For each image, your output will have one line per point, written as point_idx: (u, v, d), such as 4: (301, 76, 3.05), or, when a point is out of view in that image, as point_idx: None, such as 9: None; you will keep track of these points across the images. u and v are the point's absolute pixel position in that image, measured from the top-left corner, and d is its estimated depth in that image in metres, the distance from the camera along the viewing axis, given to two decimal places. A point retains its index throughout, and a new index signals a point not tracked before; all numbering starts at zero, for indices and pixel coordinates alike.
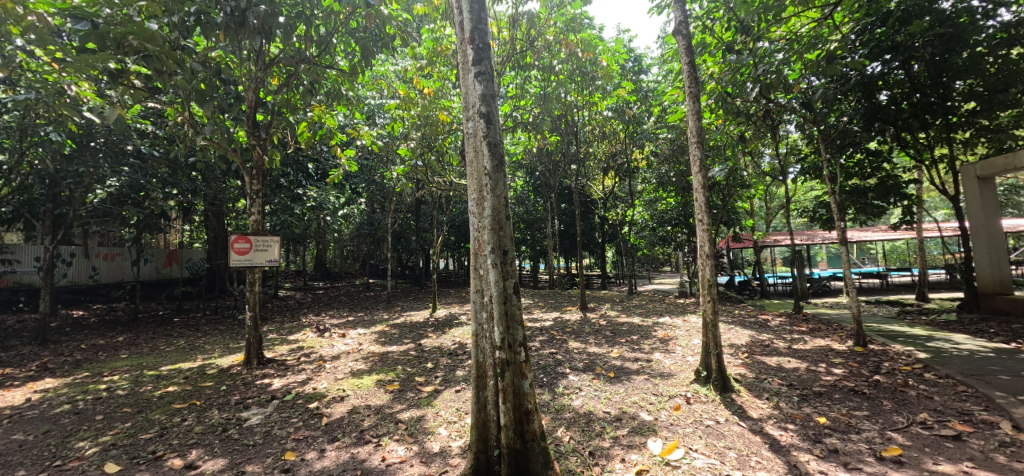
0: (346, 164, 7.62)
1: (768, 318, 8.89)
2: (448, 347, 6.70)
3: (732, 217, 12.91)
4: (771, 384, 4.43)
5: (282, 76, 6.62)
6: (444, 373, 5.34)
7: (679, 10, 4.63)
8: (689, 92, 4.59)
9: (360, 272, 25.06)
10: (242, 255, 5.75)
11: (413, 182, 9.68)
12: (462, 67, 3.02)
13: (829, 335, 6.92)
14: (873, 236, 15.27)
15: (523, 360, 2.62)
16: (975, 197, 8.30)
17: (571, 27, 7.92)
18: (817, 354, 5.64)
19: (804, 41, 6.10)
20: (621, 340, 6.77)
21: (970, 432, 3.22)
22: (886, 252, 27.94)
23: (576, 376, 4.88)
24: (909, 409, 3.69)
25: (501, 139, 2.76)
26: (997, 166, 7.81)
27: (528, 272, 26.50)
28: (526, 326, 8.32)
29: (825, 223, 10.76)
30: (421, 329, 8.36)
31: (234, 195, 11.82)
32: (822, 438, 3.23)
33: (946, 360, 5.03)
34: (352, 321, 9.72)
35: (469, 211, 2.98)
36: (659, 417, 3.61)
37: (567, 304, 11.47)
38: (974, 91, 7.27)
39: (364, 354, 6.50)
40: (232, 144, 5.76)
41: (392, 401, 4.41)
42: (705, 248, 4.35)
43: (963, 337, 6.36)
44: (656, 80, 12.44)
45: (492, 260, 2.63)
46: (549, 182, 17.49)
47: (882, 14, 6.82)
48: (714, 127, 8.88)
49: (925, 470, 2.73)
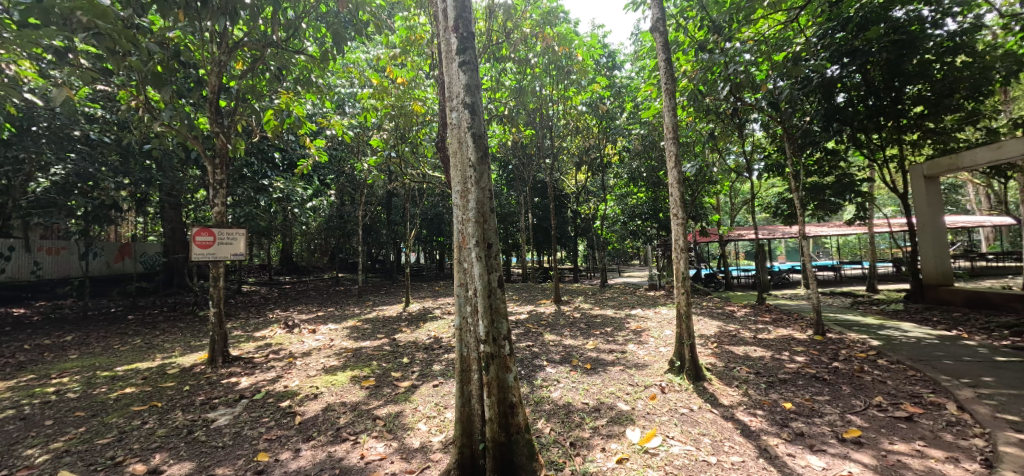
0: (316, 154, 7.20)
1: (734, 309, 9.29)
2: (424, 341, 6.64)
3: (699, 213, 13.36)
4: (740, 373, 4.62)
5: (247, 61, 6.28)
6: (420, 367, 5.28)
7: (656, 7, 4.59)
8: (665, 89, 4.63)
9: (326, 266, 24.42)
10: (205, 248, 5.42)
11: (385, 175, 8.99)
12: (445, 57, 2.96)
13: (791, 324, 7.29)
14: (829, 231, 16.10)
15: (508, 353, 2.65)
16: (921, 196, 8.75)
17: (547, 20, 7.88)
18: (780, 343, 5.93)
19: (770, 42, 6.31)
20: (595, 332, 6.88)
21: (921, 413, 3.46)
22: (840, 246, 29.79)
23: (553, 369, 4.92)
24: (865, 393, 3.94)
25: (486, 131, 2.74)
26: (942, 166, 8.26)
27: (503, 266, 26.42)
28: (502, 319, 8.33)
29: (786, 218, 11.25)
30: (395, 324, 8.24)
31: (192, 186, 11.16)
32: (789, 422, 3.40)
33: (897, 347, 5.37)
34: (322, 317, 9.46)
35: (452, 203, 2.92)
36: (636, 407, 3.70)
37: (541, 297, 11.54)
38: (922, 95, 7.67)
39: (336, 350, 6.32)
40: (193, 131, 5.44)
41: (369, 397, 4.31)
42: (680, 242, 4.44)
43: (911, 326, 6.80)
44: (629, 77, 12.62)
45: (477, 253, 2.62)
46: (523, 175, 17.46)
47: (843, 19, 7.26)
48: (687, 124, 9.07)
49: (883, 449, 2.91)
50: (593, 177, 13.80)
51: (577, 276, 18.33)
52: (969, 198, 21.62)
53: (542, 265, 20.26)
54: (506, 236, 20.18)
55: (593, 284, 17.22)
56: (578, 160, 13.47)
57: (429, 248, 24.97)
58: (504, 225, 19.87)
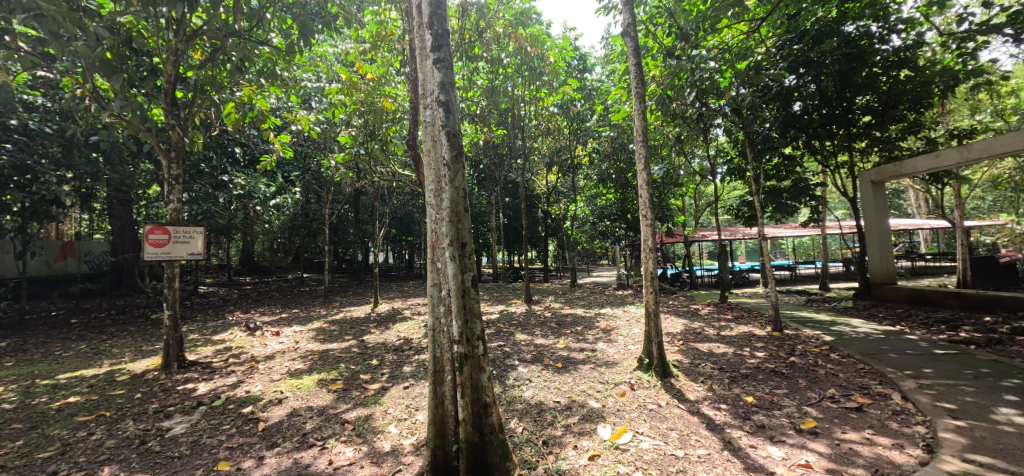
0: (281, 149, 6.92)
1: (698, 307, 9.63)
2: (394, 342, 6.51)
3: (665, 214, 13.79)
4: (705, 369, 4.80)
5: (206, 51, 5.97)
6: (390, 369, 5.18)
7: (626, 12, 4.66)
8: (635, 92, 4.74)
9: (290, 266, 23.53)
10: (159, 247, 5.12)
11: (353, 173, 8.75)
12: (420, 53, 2.92)
13: (751, 322, 7.63)
14: (785, 232, 16.96)
15: (481, 353, 2.65)
16: (869, 200, 9.34)
17: (519, 21, 7.94)
18: (742, 339, 6.21)
19: (734, 51, 6.57)
20: (566, 331, 6.97)
21: (869, 403, 3.71)
22: (795, 247, 31.47)
23: (525, 368, 4.95)
24: (819, 386, 4.18)
25: (460, 129, 2.72)
26: (887, 172, 8.85)
27: None
28: None
29: (747, 220, 11.77)
30: (364, 325, 8.05)
31: (145, 181, 10.49)
32: (750, 415, 3.56)
33: (847, 342, 5.73)
34: (287, 319, 9.10)
35: (426, 203, 2.88)
36: (606, 404, 3.77)
37: (511, 297, 11.57)
38: (871, 105, 8.18)
39: (302, 353, 6.11)
40: (147, 123, 5.12)
41: (336, 401, 4.19)
42: (648, 242, 4.55)
43: (859, 322, 7.26)
44: (600, 80, 12.91)
45: (451, 253, 2.60)
46: (495, 175, 17.44)
47: (799, 32, 7.74)
48: (655, 128, 9.35)
49: (836, 438, 3.10)
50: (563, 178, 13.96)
51: (547, 276, 18.51)
52: (910, 203, 23.31)
53: (513, 265, 20.32)
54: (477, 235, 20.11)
55: (563, 283, 17.43)
56: (549, 161, 13.60)
57: (398, 247, 24.53)
58: (476, 225, 19.79)
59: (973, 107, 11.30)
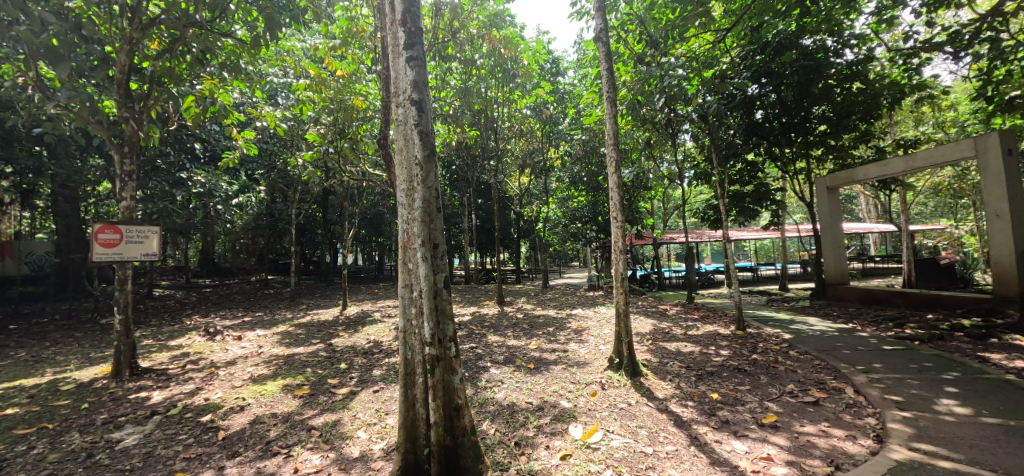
0: (244, 146, 6.63)
1: (666, 308, 9.90)
2: (363, 345, 6.36)
3: (635, 216, 14.13)
4: (673, 367, 4.93)
5: (164, 41, 5.67)
6: (359, 373, 5.05)
7: (598, 17, 4.73)
8: (607, 97, 4.82)
9: (253, 268, 22.59)
10: (110, 248, 4.80)
11: (321, 172, 8.50)
12: (392, 51, 2.88)
13: (716, 321, 7.91)
14: (748, 235, 17.69)
15: (454, 354, 2.63)
16: (824, 205, 9.87)
17: (494, 23, 7.92)
18: (708, 338, 6.43)
19: (700, 60, 6.80)
20: (538, 332, 7.01)
21: (825, 397, 3.91)
22: (756, 249, 32.86)
23: (497, 370, 4.94)
24: (779, 382, 4.38)
25: (433, 129, 2.70)
26: (841, 179, 9.37)
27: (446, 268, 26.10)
28: None
29: (712, 223, 12.21)
30: (332, 328, 7.82)
31: (94, 177, 9.83)
32: (716, 411, 3.69)
33: (805, 340, 6.02)
34: (249, 323, 8.71)
35: (397, 203, 2.83)
36: (578, 404, 3.81)
37: (484, 299, 11.53)
38: (826, 115, 8.65)
39: (266, 358, 5.87)
40: (97, 115, 4.81)
41: (302, 406, 4.05)
42: (619, 244, 4.64)
43: (816, 320, 7.64)
44: (571, 84, 13.10)
45: (422, 253, 2.57)
46: (467, 176, 17.37)
47: (761, 43, 8.11)
48: (626, 132, 9.57)
49: (795, 431, 3.26)
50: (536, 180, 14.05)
51: (520, 277, 18.57)
52: (861, 208, 24.78)
53: (485, 267, 20.26)
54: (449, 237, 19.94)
55: (535, 285, 17.53)
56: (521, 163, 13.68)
57: (368, 249, 24.00)
58: (448, 226, 19.63)
59: (916, 119, 12.15)
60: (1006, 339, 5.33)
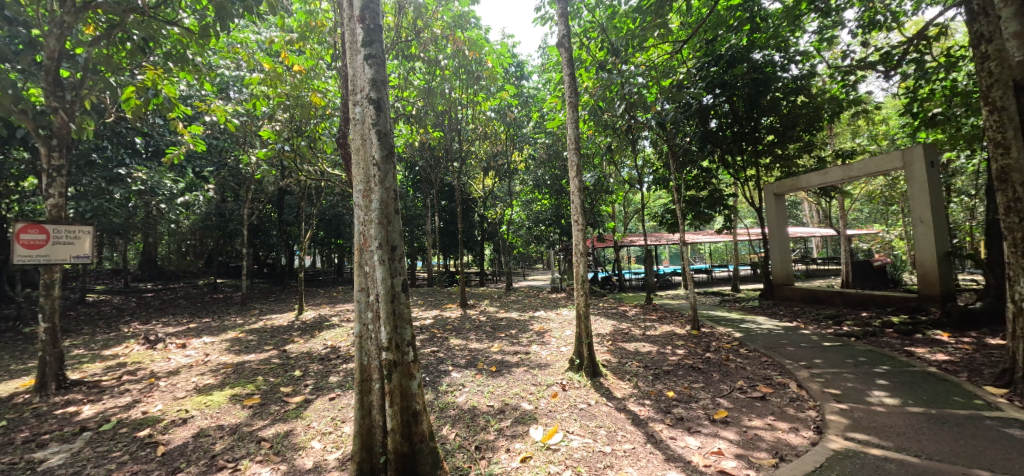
0: (191, 142, 6.24)
1: (626, 309, 10.17)
2: (320, 351, 6.13)
3: (597, 220, 14.44)
4: (631, 367, 5.07)
5: (101, 27, 5.24)
6: (315, 380, 4.85)
7: (561, 23, 4.81)
8: (569, 102, 4.90)
9: (201, 271, 21.24)
10: (34, 250, 4.36)
11: (276, 170, 8.13)
12: (350, 47, 2.79)
13: (673, 322, 8.20)
14: (702, 238, 18.50)
15: (412, 359, 2.57)
16: (772, 210, 10.47)
17: (458, 24, 7.75)
18: (665, 338, 6.65)
19: (658, 69, 7.05)
20: (500, 335, 7.00)
21: (771, 392, 4.14)
22: (710, 252, 34.40)
23: (459, 373, 4.89)
24: (730, 378, 4.59)
25: (392, 129, 2.65)
26: (786, 186, 9.98)
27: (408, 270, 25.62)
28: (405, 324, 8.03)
29: (669, 227, 12.68)
30: (286, 334, 7.48)
31: (16, 171, 8.93)
32: (671, 408, 3.82)
33: (753, 338, 6.35)
34: (195, 329, 8.18)
35: (354, 204, 2.74)
36: (538, 406, 3.83)
37: (446, 302, 11.42)
38: (773, 126, 9.19)
39: (213, 367, 5.53)
40: (20, 104, 4.38)
41: (252, 417, 3.84)
42: (580, 246, 4.72)
43: (764, 319, 8.08)
44: (535, 88, 13.25)
45: (380, 256, 2.50)
46: (430, 178, 17.16)
47: (715, 56, 8.50)
48: (587, 137, 9.80)
49: (743, 425, 3.42)
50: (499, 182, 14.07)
51: (484, 280, 18.53)
52: (805, 214, 26.51)
53: (449, 269, 20.07)
54: (412, 239, 19.60)
55: (499, 288, 17.55)
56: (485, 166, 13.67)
57: (328, 251, 23.16)
58: (411, 228, 19.29)
59: (852, 132, 13.17)
60: (928, 334, 5.86)
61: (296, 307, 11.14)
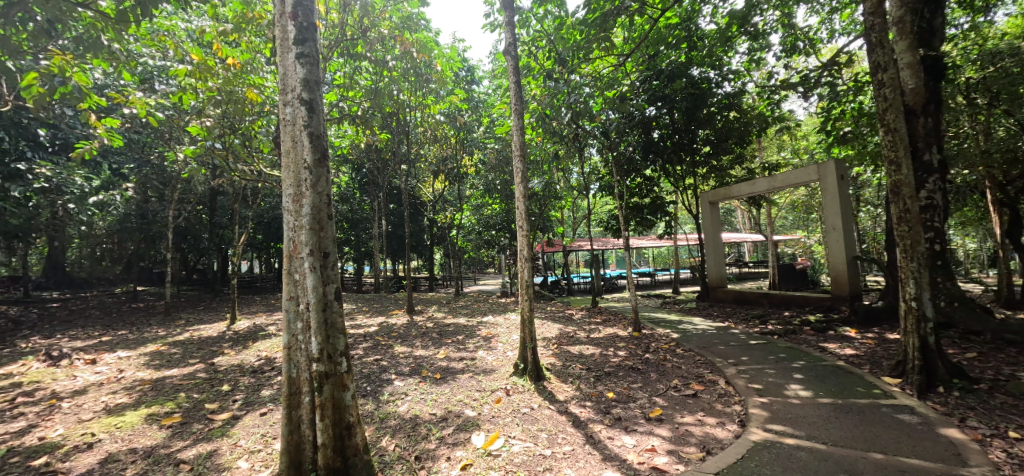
0: (105, 136, 5.67)
1: (573, 312, 10.40)
2: (252, 363, 5.76)
3: (546, 225, 14.70)
4: (574, 370, 5.19)
5: None
6: (245, 394, 4.55)
7: (508, 30, 4.86)
8: (515, 109, 4.96)
9: (118, 278, 19.20)
10: None
11: (206, 169, 7.55)
12: (280, 44, 2.67)
13: (617, 324, 8.49)
14: (646, 243, 19.36)
15: (345, 370, 2.49)
16: (708, 217, 11.15)
17: (407, 25, 7.56)
18: (608, 340, 6.87)
19: (603, 81, 7.31)
20: (447, 341, 6.92)
21: (703, 389, 4.39)
22: (654, 256, 36.05)
23: (402, 382, 4.77)
24: (666, 378, 4.82)
25: (326, 132, 2.57)
26: (720, 195, 10.66)
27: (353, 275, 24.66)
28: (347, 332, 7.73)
29: (615, 232, 13.15)
30: (215, 346, 6.96)
31: None
32: (611, 409, 3.95)
33: (689, 338, 6.72)
34: (109, 343, 7.39)
35: (283, 208, 2.60)
36: (481, 412, 3.82)
37: (393, 308, 11.13)
38: (709, 139, 9.81)
39: (128, 384, 5.03)
40: None
41: (171, 438, 3.53)
42: (524, 251, 4.76)
43: (700, 320, 8.58)
44: (486, 93, 13.30)
45: (310, 263, 2.40)
46: (378, 181, 16.67)
47: (656, 70, 8.96)
48: (535, 143, 9.97)
49: (676, 422, 3.60)
50: (450, 186, 13.92)
51: (432, 285, 18.24)
52: (740, 221, 28.52)
53: (396, 274, 19.56)
54: (357, 243, 18.90)
55: (448, 293, 17.36)
56: (435, 169, 13.52)
57: (268, 255, 21.80)
58: (357, 232, 18.62)
59: (779, 146, 14.34)
60: (839, 331, 6.48)
61: (227, 316, 10.38)
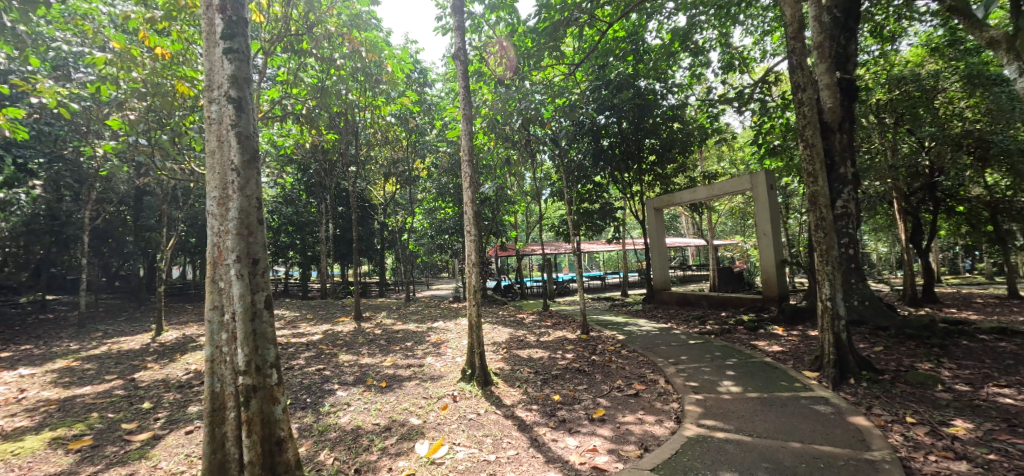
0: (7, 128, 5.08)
1: (525, 316, 10.48)
2: (179, 378, 5.35)
3: (500, 229, 14.76)
4: (522, 373, 5.24)
5: None
6: (169, 412, 4.21)
7: (458, 35, 4.87)
8: (465, 114, 4.98)
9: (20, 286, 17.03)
10: None
11: (128, 167, 6.93)
12: (206, 37, 2.51)
13: (567, 327, 8.67)
14: (598, 248, 19.94)
15: (275, 382, 2.37)
16: (653, 223, 11.64)
17: (356, 23, 7.43)
18: (557, 343, 7.00)
19: (554, 89, 7.48)
20: (394, 348, 6.77)
21: (644, 388, 4.58)
22: (606, 259, 37.17)
23: (344, 392, 4.61)
24: (611, 378, 4.99)
25: (256, 132, 2.45)
26: (664, 201, 11.18)
27: (298, 281, 23.43)
28: (288, 341, 7.37)
29: (566, 237, 13.43)
30: (135, 360, 6.38)
31: None
32: (556, 411, 4.02)
33: (634, 339, 6.99)
34: (7, 360, 6.56)
35: (207, 211, 2.44)
36: (427, 420, 3.77)
37: (340, 315, 10.72)
38: (655, 148, 10.28)
39: (29, 406, 4.49)
40: None
41: (77, 464, 3.19)
42: (472, 256, 4.76)
43: (645, 322, 8.94)
44: (439, 96, 13.20)
45: (237, 270, 2.26)
46: (324, 182, 16.02)
47: (605, 80, 9.30)
48: (487, 148, 10.00)
49: (618, 421, 3.73)
50: (401, 189, 13.63)
51: (383, 290, 17.74)
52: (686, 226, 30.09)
53: (344, 280, 18.83)
54: (303, 247, 18.02)
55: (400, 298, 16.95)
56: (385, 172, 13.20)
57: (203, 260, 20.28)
58: (303, 235, 17.77)
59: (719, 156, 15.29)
60: (768, 329, 7.00)
61: (152, 327, 9.54)
